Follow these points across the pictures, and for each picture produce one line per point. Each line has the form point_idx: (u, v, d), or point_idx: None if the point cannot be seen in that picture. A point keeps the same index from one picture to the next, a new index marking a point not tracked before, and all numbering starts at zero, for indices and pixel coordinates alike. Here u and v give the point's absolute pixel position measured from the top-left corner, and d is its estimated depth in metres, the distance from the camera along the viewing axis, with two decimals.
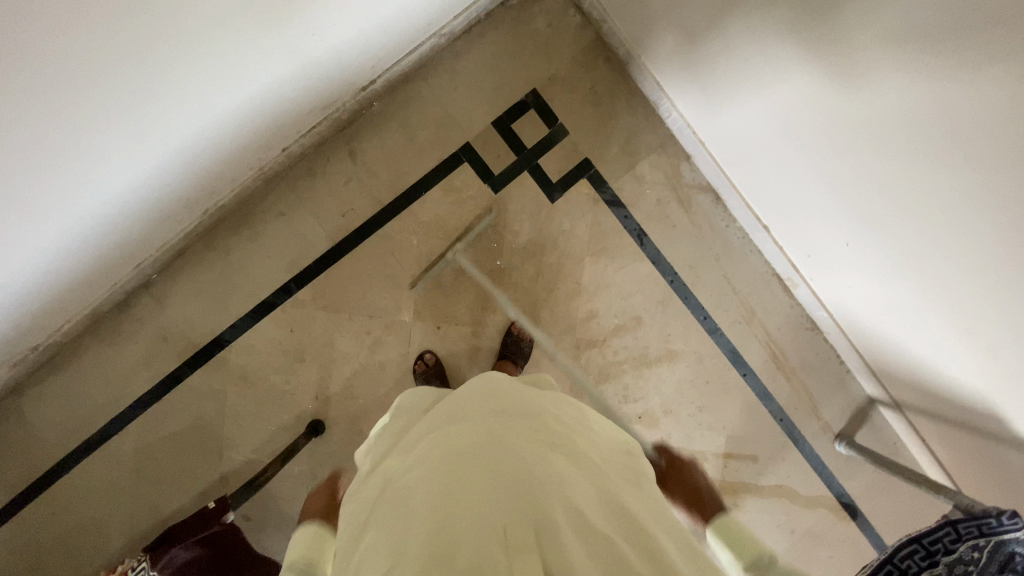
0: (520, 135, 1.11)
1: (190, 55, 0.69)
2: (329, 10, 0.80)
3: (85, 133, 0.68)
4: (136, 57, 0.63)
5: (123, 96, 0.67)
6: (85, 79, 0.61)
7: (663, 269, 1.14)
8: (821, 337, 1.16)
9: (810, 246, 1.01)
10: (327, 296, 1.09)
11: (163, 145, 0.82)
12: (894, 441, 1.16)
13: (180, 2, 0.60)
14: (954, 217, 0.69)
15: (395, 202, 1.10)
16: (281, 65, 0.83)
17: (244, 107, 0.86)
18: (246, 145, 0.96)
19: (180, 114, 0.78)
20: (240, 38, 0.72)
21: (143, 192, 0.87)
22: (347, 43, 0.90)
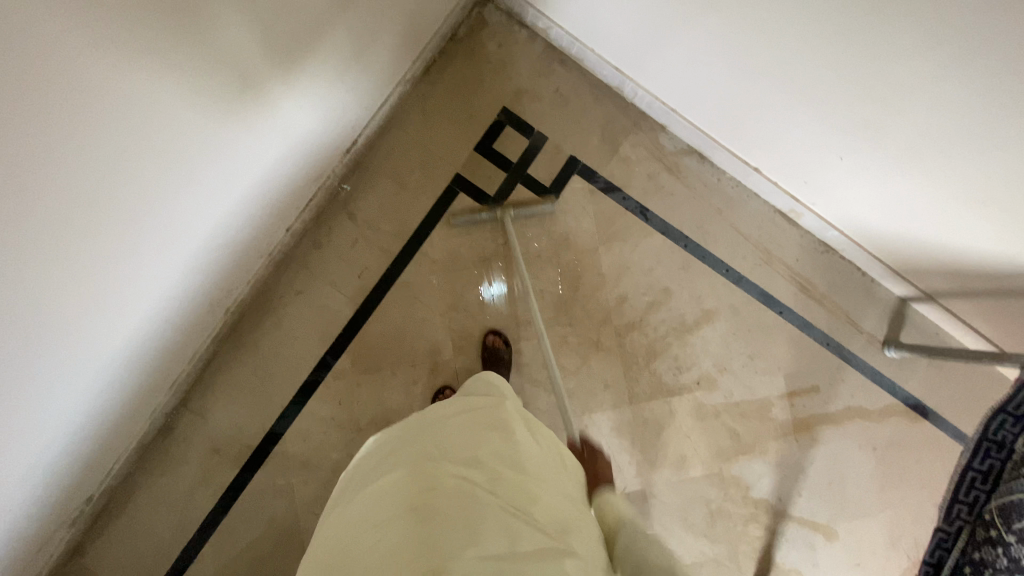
0: (504, 152, 1.15)
1: (135, 205, 0.70)
2: (269, 119, 0.82)
3: (57, 313, 0.69)
4: (80, 222, 0.64)
5: (82, 264, 0.68)
6: (39, 256, 0.62)
7: (674, 237, 1.17)
8: (838, 256, 1.20)
9: (804, 173, 1.05)
10: (365, 358, 1.08)
11: (151, 295, 0.83)
12: (936, 331, 1.20)
13: (106, 153, 0.62)
14: (935, 101, 0.74)
15: (405, 249, 1.11)
16: (243, 181, 0.85)
17: (219, 225, 0.87)
18: (242, 245, 0.96)
19: (154, 261, 0.79)
20: (185, 173, 0.74)
21: (141, 342, 0.87)
22: (313, 118, 0.91)
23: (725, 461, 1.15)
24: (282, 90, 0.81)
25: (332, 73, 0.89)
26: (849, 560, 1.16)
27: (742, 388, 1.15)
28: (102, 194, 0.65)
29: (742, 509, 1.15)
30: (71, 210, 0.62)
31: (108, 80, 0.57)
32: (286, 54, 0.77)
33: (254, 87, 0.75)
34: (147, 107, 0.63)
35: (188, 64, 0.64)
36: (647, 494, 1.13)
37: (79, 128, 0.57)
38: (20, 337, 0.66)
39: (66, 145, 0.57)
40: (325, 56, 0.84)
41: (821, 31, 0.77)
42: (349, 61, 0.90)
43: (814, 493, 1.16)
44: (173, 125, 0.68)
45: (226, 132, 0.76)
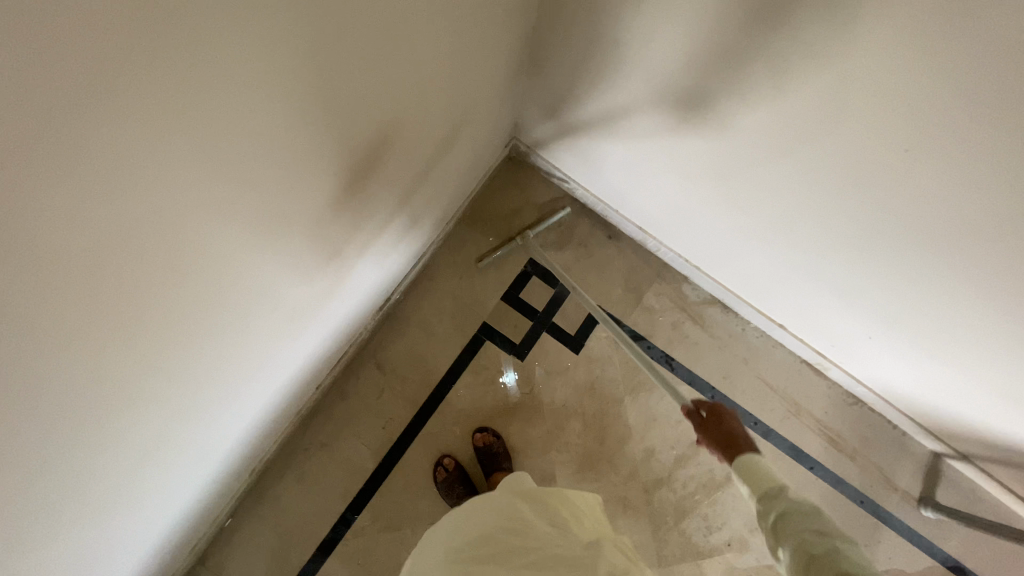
0: (530, 302, 1.17)
1: (221, 393, 0.75)
2: (340, 292, 0.90)
3: (137, 490, 0.70)
4: (178, 418, 0.68)
5: (168, 452, 0.72)
6: (143, 445, 0.65)
7: (700, 387, 1.17)
8: (866, 409, 1.19)
9: (831, 338, 1.05)
10: (387, 514, 1.06)
11: (211, 459, 0.85)
12: (973, 488, 1.16)
13: (217, 353, 0.67)
14: (975, 319, 0.75)
15: (431, 399, 1.11)
16: (308, 345, 0.92)
17: (271, 397, 0.92)
18: (282, 411, 0.99)
19: (223, 430, 0.83)
20: (266, 352, 0.80)
21: (182, 517, 0.88)
22: (363, 292, 0.99)
23: None
24: (350, 274, 0.89)
25: (384, 254, 0.96)
26: None
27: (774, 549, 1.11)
28: (198, 393, 0.69)
29: None
30: (174, 409, 0.66)
31: (231, 310, 0.63)
32: (359, 249, 0.85)
33: (330, 280, 0.83)
34: (249, 320, 0.69)
35: (294, 276, 0.72)
36: None
37: (198, 351, 0.62)
38: (99, 525, 0.67)
39: (193, 355, 0.62)
40: (382, 246, 0.93)
41: (845, 241, 0.80)
42: (402, 238, 0.99)
43: None
44: (268, 323, 0.74)
45: (299, 320, 0.82)
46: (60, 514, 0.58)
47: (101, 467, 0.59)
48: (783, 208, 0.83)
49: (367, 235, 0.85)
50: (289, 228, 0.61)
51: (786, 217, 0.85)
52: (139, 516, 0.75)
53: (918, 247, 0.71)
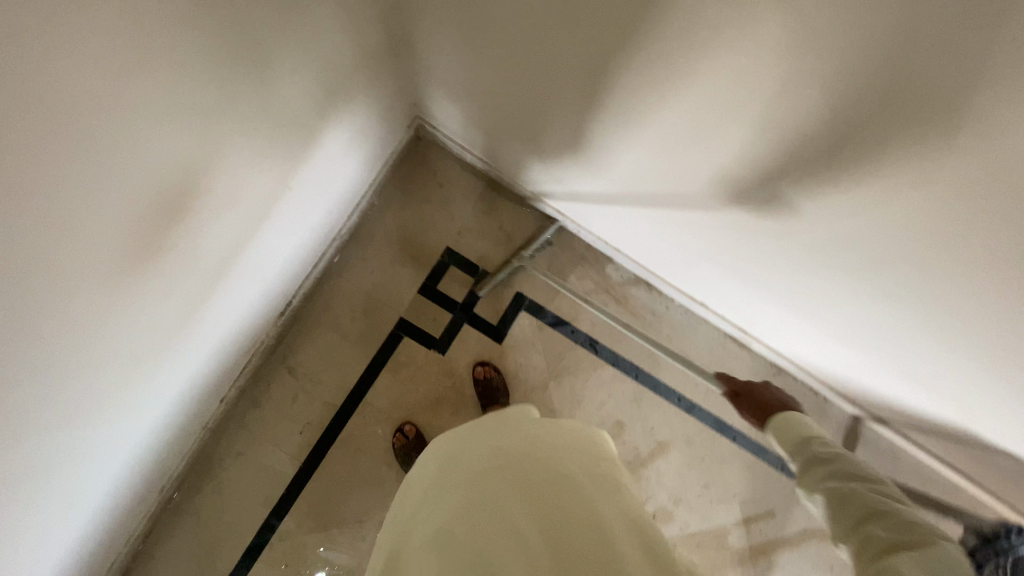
0: (448, 293, 1.13)
1: (130, 375, 0.74)
2: (250, 268, 0.88)
3: (53, 482, 0.70)
4: (86, 402, 0.68)
5: (81, 439, 0.71)
6: (50, 435, 0.64)
7: (624, 368, 1.16)
8: (789, 378, 1.20)
9: (750, 317, 1.05)
10: (312, 517, 1.05)
11: (126, 455, 0.85)
12: (888, 446, 1.20)
13: (111, 340, 0.65)
14: (876, 310, 0.74)
15: (349, 400, 1.08)
16: (224, 326, 0.90)
17: (163, 412, 0.88)
18: (186, 423, 0.96)
19: (136, 420, 0.82)
20: (175, 334, 0.78)
21: (81, 542, 0.85)
22: (261, 284, 0.94)
23: None
24: (254, 250, 0.86)
25: (290, 227, 0.91)
26: None
27: (698, 518, 1.15)
28: (94, 390, 0.68)
29: None
30: (80, 394, 0.66)
31: (107, 311, 0.61)
32: (255, 228, 0.82)
33: (228, 260, 0.80)
34: (135, 315, 0.67)
35: (185, 256, 0.70)
36: None
37: (81, 346, 0.60)
38: (18, 521, 0.67)
39: (79, 346, 0.60)
40: (290, 219, 0.90)
41: (747, 233, 0.77)
42: (310, 213, 0.95)
43: None
44: (169, 303, 0.73)
45: (199, 306, 0.80)
46: None
47: (7, 459, 0.59)
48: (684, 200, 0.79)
49: (257, 220, 0.81)
50: (105, 261, 0.56)
51: (689, 208, 0.81)
52: (56, 515, 0.75)
53: (808, 234, 0.68)
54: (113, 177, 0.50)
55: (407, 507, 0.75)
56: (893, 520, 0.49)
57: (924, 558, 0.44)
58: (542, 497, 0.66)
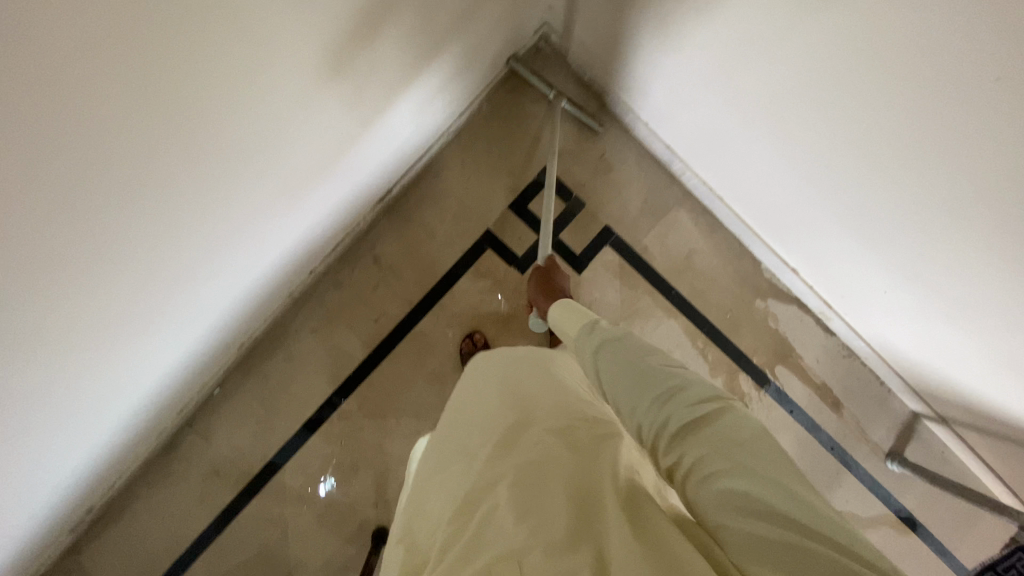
0: (538, 214, 1.11)
1: (250, 219, 0.75)
2: (373, 145, 0.88)
3: (164, 300, 0.73)
4: (210, 230, 0.69)
5: (194, 268, 0.73)
6: (175, 249, 0.66)
7: (698, 322, 1.14)
8: (859, 362, 1.18)
9: (843, 287, 1.02)
10: (372, 403, 1.08)
11: (223, 302, 0.88)
12: (941, 449, 1.19)
13: (251, 171, 0.66)
14: (1001, 289, 0.71)
15: (425, 300, 1.10)
16: (334, 197, 0.91)
17: (250, 282, 0.90)
18: (272, 289, 0.98)
19: (240, 270, 0.84)
20: (294, 191, 0.79)
21: (159, 384, 0.90)
22: (356, 179, 0.92)
23: None
24: (340, 158, 0.82)
25: (392, 121, 0.87)
26: None
27: None
28: (159, 265, 0.66)
29: None
30: (210, 219, 0.67)
31: (194, 184, 0.59)
32: (389, 99, 0.80)
33: (313, 163, 0.77)
34: (215, 196, 0.64)
35: (335, 105, 0.69)
36: None
37: (230, 163, 0.61)
38: (127, 326, 0.71)
39: (230, 164, 0.62)
40: (383, 125, 0.85)
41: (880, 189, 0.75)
42: (409, 119, 0.91)
43: None
44: (296, 158, 0.72)
45: (290, 189, 0.78)
46: (87, 305, 0.60)
47: (141, 255, 0.61)
48: (823, 144, 0.77)
49: (360, 116, 0.77)
50: (237, 113, 0.55)
51: (827, 156, 0.78)
52: (158, 336, 0.79)
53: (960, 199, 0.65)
54: (300, 2, 0.49)
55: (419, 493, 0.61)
56: (692, 404, 0.51)
57: (720, 433, 0.47)
58: (553, 446, 0.53)
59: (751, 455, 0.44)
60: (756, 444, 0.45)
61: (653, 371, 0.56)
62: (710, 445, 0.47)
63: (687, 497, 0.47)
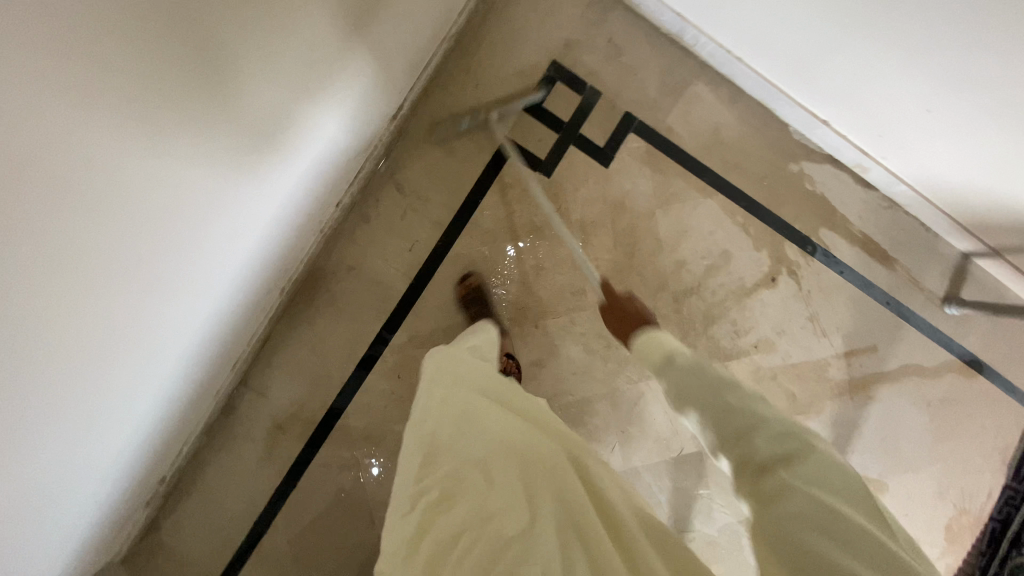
0: (555, 112, 1.07)
1: (255, 145, 0.70)
2: (369, 54, 0.82)
3: (181, 246, 0.69)
4: (214, 158, 0.64)
5: (209, 206, 0.69)
6: (177, 178, 0.61)
7: (735, 197, 1.11)
8: (902, 212, 1.16)
9: (880, 126, 0.99)
10: (422, 332, 1.06)
11: (245, 250, 0.83)
12: (995, 287, 1.17)
13: (248, 73, 0.61)
14: None
15: (456, 219, 1.07)
16: (338, 123, 0.85)
17: (265, 229, 0.85)
18: (294, 235, 0.95)
19: (255, 212, 0.79)
20: (297, 111, 0.74)
21: (191, 363, 0.87)
22: (332, 133, 0.85)
23: None
24: (294, 120, 0.74)
25: (354, 61, 0.79)
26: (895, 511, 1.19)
27: (801, 348, 1.14)
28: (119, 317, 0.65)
29: None
30: (211, 141, 0.62)
31: (117, 232, 0.57)
32: None
33: (250, 155, 0.70)
34: (144, 234, 0.61)
35: None
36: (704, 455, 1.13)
37: (227, 53, 0.56)
38: (149, 276, 0.66)
39: (229, 52, 0.56)
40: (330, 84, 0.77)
41: None
42: (363, 67, 0.82)
43: (867, 448, 1.18)
44: (292, 63, 0.66)
45: (291, 108, 0.72)
46: (99, 237, 0.55)
47: (143, 178, 0.56)
48: None
49: (308, 62, 0.69)
50: (158, 128, 0.54)
51: None
52: (187, 289, 0.75)
53: None
54: None
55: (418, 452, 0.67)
56: (774, 434, 0.54)
57: (814, 476, 0.49)
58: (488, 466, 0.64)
59: (825, 487, 0.49)
60: (855, 499, 0.48)
61: (738, 407, 0.59)
62: (795, 484, 0.49)
63: (773, 513, 0.49)
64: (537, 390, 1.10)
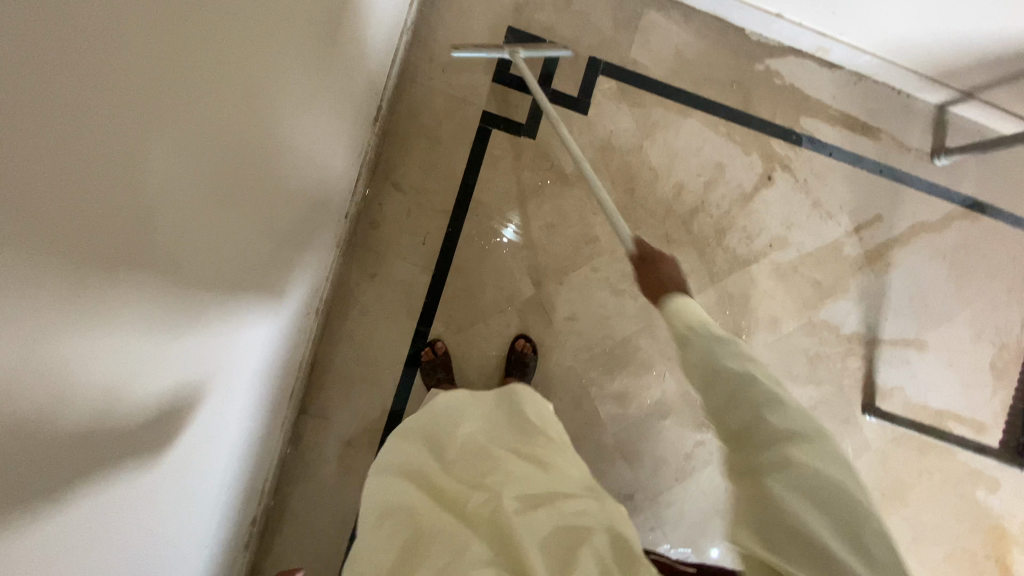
0: (524, 75, 1.10)
1: (196, 385, 0.61)
2: (284, 214, 0.74)
3: (154, 524, 0.59)
4: (110, 468, 0.46)
5: (112, 518, 0.49)
6: (125, 499, 0.51)
7: (713, 109, 1.15)
8: (870, 82, 1.20)
9: (833, 5, 1.03)
10: (457, 317, 1.09)
11: (210, 468, 0.74)
12: (979, 128, 1.22)
13: (176, 334, 0.52)
14: None
15: (460, 202, 1.09)
16: (267, 302, 0.77)
17: (227, 434, 0.76)
18: (310, 278, 0.93)
19: (212, 433, 0.70)
20: (229, 323, 0.65)
21: (225, 498, 0.82)
22: (272, 233, 0.72)
23: (812, 309, 1.19)
24: (227, 333, 0.66)
25: (265, 171, 0.64)
26: (941, 364, 1.23)
27: (812, 235, 1.19)
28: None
29: (837, 346, 1.20)
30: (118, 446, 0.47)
31: (116, 527, 0.50)
32: (288, 143, 0.68)
33: (202, 338, 0.59)
34: (140, 485, 0.53)
35: (231, 189, 0.56)
36: None
37: (150, 330, 0.47)
38: None
39: (154, 321, 0.47)
40: (244, 215, 0.62)
41: None
42: (288, 218, 0.76)
43: (898, 312, 1.22)
44: (213, 289, 0.58)
45: (221, 328, 0.64)
46: None
47: (100, 531, 0.47)
48: None
49: (213, 224, 0.54)
50: (126, 437, 0.48)
51: None
52: None
53: None
54: None
55: (399, 463, 0.70)
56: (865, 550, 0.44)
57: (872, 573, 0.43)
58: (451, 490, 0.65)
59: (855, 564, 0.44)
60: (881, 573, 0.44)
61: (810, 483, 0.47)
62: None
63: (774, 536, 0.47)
64: (580, 341, 1.13)
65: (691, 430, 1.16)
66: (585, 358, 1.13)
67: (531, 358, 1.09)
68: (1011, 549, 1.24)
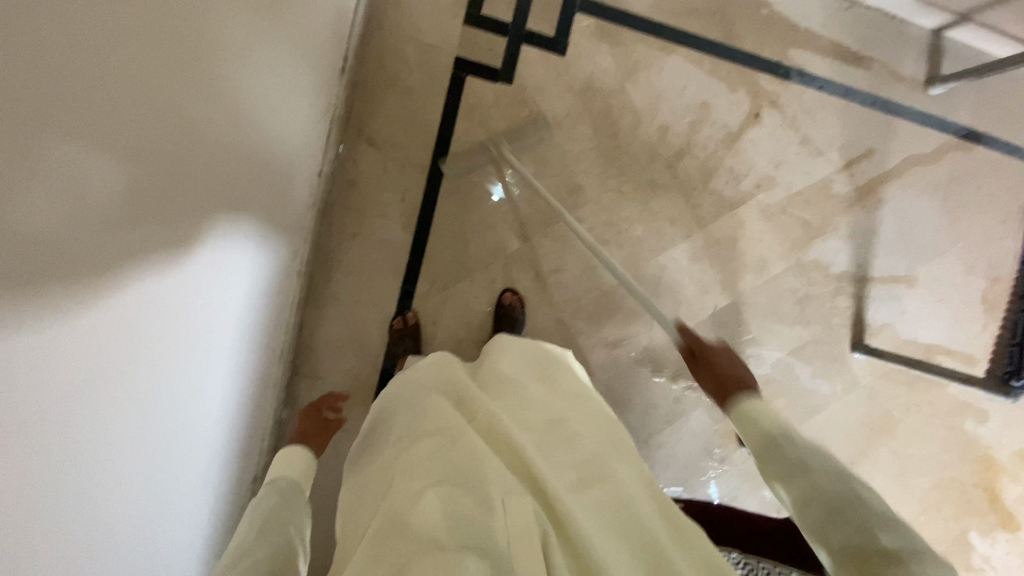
0: (497, 17, 1.05)
1: (201, 258, 0.64)
2: (273, 112, 0.76)
3: (178, 388, 0.63)
4: (136, 308, 0.50)
5: (141, 357, 0.52)
6: (150, 346, 0.54)
7: (696, 45, 1.10)
8: (861, 8, 1.14)
9: None
10: (442, 273, 1.08)
11: (222, 361, 0.77)
12: (975, 54, 1.17)
13: (178, 190, 0.55)
14: None
15: (437, 155, 1.06)
16: (258, 198, 0.78)
17: (234, 331, 0.79)
18: (291, 223, 0.93)
19: (219, 320, 0.73)
20: (224, 205, 0.67)
21: (233, 416, 0.84)
22: (263, 130, 0.74)
23: (801, 250, 1.18)
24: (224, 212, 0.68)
25: (254, 61, 0.66)
26: (932, 299, 1.23)
27: (801, 174, 1.16)
28: (149, 519, 0.59)
29: (826, 286, 1.19)
30: (139, 293, 0.50)
31: (146, 369, 0.54)
32: (272, 36, 0.69)
33: (198, 226, 0.61)
34: (163, 332, 0.57)
35: (229, 53, 0.59)
36: (738, 304, 1.17)
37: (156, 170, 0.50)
38: (157, 438, 0.59)
39: (159, 165, 0.50)
40: (213, 137, 0.60)
41: None
42: (275, 125, 0.78)
43: (889, 249, 1.20)
44: (210, 153, 0.60)
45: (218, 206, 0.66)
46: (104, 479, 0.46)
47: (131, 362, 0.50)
48: None
49: (212, 86, 0.56)
50: (146, 280, 0.51)
51: None
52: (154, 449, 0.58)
53: None
54: None
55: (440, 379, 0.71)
56: None
57: None
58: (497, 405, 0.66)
59: None
60: None
61: None
62: None
63: None
64: (567, 292, 1.13)
65: (680, 375, 1.17)
66: (573, 309, 1.13)
67: (520, 313, 1.09)
68: (995, 476, 1.28)
